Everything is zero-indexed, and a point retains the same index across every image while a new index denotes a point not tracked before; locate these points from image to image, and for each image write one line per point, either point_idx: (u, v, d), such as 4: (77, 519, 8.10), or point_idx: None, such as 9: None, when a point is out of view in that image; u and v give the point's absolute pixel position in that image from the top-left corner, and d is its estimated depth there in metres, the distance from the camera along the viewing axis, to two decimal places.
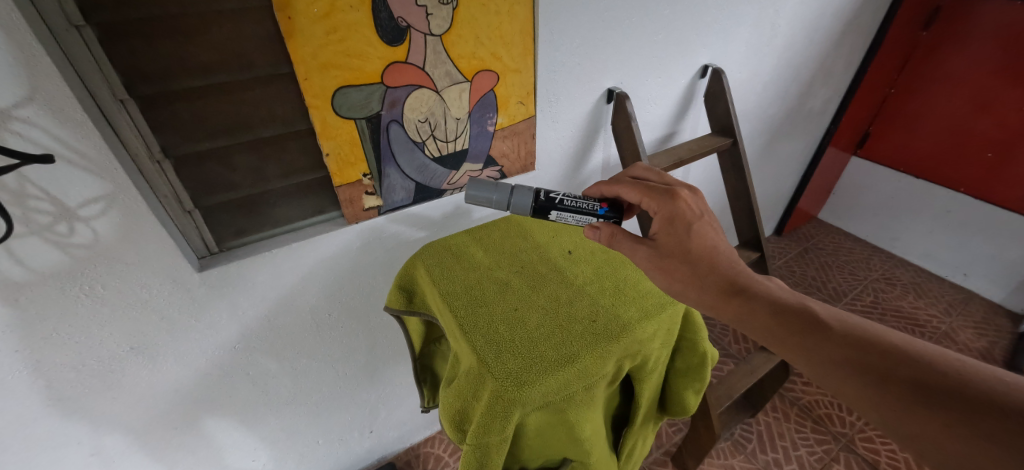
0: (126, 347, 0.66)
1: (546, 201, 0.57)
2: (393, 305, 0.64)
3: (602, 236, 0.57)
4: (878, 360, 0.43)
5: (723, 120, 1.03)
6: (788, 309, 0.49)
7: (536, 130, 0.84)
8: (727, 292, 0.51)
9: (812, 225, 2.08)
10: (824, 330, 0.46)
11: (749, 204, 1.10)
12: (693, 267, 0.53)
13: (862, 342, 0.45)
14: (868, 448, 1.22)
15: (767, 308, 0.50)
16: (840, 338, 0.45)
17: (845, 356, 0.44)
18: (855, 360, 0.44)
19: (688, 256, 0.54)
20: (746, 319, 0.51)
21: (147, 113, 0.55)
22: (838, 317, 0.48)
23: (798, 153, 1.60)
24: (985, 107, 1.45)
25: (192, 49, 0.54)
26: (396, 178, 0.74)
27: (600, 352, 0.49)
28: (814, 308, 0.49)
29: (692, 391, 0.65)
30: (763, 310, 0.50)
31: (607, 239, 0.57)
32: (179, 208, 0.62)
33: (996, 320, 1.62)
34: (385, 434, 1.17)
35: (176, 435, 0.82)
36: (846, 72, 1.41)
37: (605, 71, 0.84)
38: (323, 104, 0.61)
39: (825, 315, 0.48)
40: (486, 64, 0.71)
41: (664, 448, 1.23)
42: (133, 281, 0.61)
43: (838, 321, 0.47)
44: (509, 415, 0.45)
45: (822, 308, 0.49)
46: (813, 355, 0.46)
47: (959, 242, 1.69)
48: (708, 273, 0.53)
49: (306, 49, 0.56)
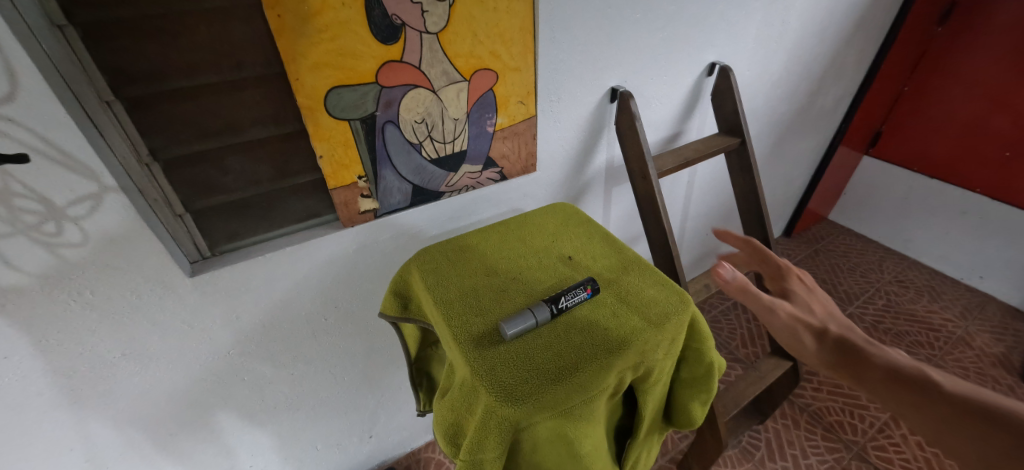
0: (118, 353, 0.65)
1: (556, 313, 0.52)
2: (388, 312, 0.62)
3: (738, 284, 0.56)
4: (1000, 430, 0.40)
5: (730, 119, 1.00)
6: (894, 371, 0.47)
7: (537, 131, 0.82)
8: (838, 350, 0.51)
9: (822, 226, 2.04)
10: (934, 395, 0.44)
11: (758, 206, 1.06)
12: (815, 325, 0.54)
13: (982, 412, 0.41)
14: (881, 457, 1.18)
15: (877, 372, 0.48)
16: (959, 404, 0.43)
17: (961, 425, 0.41)
18: (975, 428, 0.41)
19: (814, 314, 0.56)
20: (856, 381, 0.49)
21: (135, 115, 0.54)
22: (960, 385, 0.44)
23: (808, 152, 1.56)
24: (1002, 105, 1.40)
25: (179, 49, 0.52)
26: (393, 180, 0.72)
27: (599, 365, 0.46)
28: (930, 375, 0.46)
29: (698, 402, 0.62)
30: (875, 375, 0.48)
31: (739, 288, 0.56)
32: (170, 212, 0.61)
33: (1015, 324, 1.56)
34: (385, 439, 1.15)
35: (171, 441, 0.81)
36: (857, 70, 1.37)
37: (608, 70, 0.82)
38: (315, 105, 0.59)
39: (945, 381, 0.45)
40: (484, 63, 0.69)
41: (670, 455, 1.20)
42: (123, 286, 0.60)
43: (948, 385, 0.45)
44: (504, 431, 0.43)
45: (940, 377, 0.46)
46: (924, 421, 0.44)
47: (974, 244, 1.64)
48: (824, 332, 0.53)
49: (296, 47, 0.55)
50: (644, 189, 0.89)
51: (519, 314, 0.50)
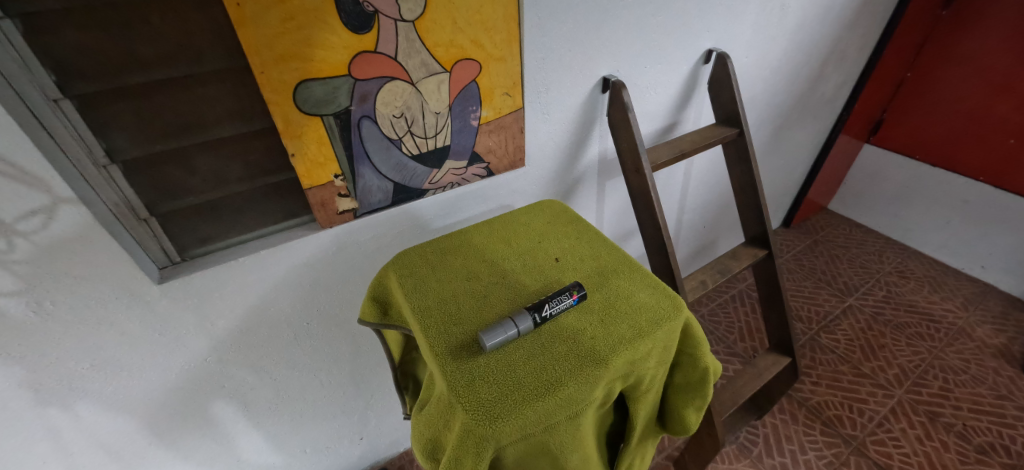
0: (86, 365, 0.62)
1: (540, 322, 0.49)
2: (367, 318, 0.59)
3: None
4: None
5: (728, 109, 0.96)
6: None
7: (525, 123, 0.78)
8: None
9: (821, 216, 2.00)
10: None
11: (757, 199, 1.03)
12: None
13: None
14: (880, 452, 1.17)
15: None
16: None
17: None
18: None
19: None
20: None
21: (87, 114, 0.50)
22: None
23: (808, 141, 1.52)
24: (1007, 90, 1.37)
25: (132, 41, 0.48)
26: (372, 178, 0.68)
27: (584, 378, 0.43)
28: None
29: (693, 408, 0.60)
30: None
31: None
32: (133, 217, 0.58)
33: (1016, 314, 1.53)
34: (377, 440, 1.13)
35: (150, 451, 0.78)
36: (859, 56, 1.33)
37: (599, 58, 0.78)
38: (284, 101, 0.56)
39: None
40: (466, 53, 0.65)
41: (667, 452, 1.18)
42: (87, 298, 0.57)
43: None
44: (483, 450, 0.40)
45: None
46: None
47: (976, 233, 1.61)
48: None
49: (259, 38, 0.50)
50: (638, 183, 0.85)
51: (499, 325, 0.47)
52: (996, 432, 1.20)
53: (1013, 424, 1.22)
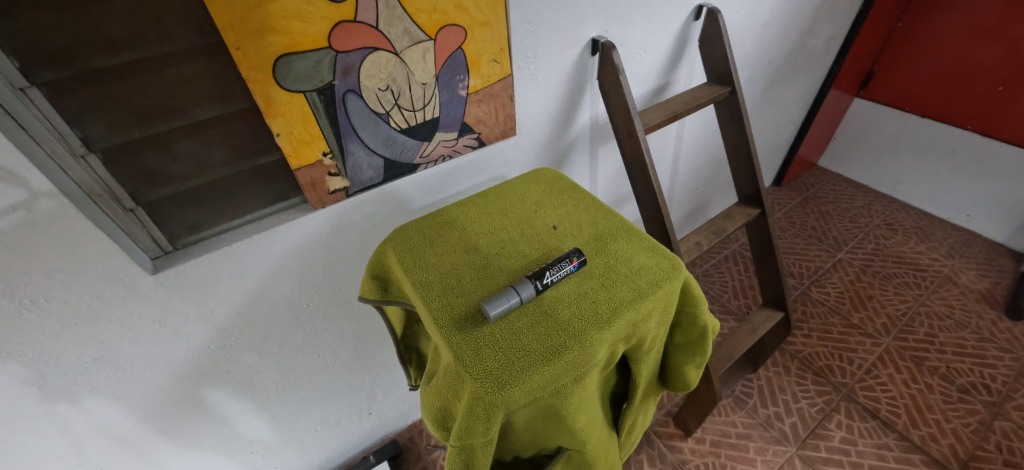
0: (89, 358, 0.62)
1: (541, 289, 0.49)
2: (367, 296, 0.59)
3: None
4: None
5: (719, 66, 0.94)
6: None
7: (514, 90, 0.76)
8: None
9: (812, 172, 2.01)
10: None
11: (749, 157, 1.02)
12: None
13: None
14: (869, 397, 1.22)
15: None
16: None
17: None
18: None
19: None
20: None
21: (57, 103, 0.48)
22: None
23: (799, 97, 1.50)
24: (996, 36, 1.35)
25: (96, 22, 0.46)
26: (361, 155, 0.67)
27: (588, 341, 0.44)
28: None
29: (693, 365, 0.62)
30: None
31: None
32: (118, 207, 0.56)
33: (999, 260, 1.57)
34: (385, 415, 1.16)
35: (163, 437, 0.79)
36: (850, 7, 1.30)
37: (587, 18, 0.75)
38: (265, 78, 0.53)
39: None
40: (450, 18, 0.62)
41: (666, 409, 1.23)
42: (79, 291, 0.56)
43: None
44: (492, 415, 0.41)
45: None
46: None
47: (962, 182, 1.63)
48: None
49: (231, 11, 0.47)
50: (630, 147, 0.84)
51: (502, 293, 0.47)
52: (978, 372, 1.26)
53: (994, 364, 1.27)
